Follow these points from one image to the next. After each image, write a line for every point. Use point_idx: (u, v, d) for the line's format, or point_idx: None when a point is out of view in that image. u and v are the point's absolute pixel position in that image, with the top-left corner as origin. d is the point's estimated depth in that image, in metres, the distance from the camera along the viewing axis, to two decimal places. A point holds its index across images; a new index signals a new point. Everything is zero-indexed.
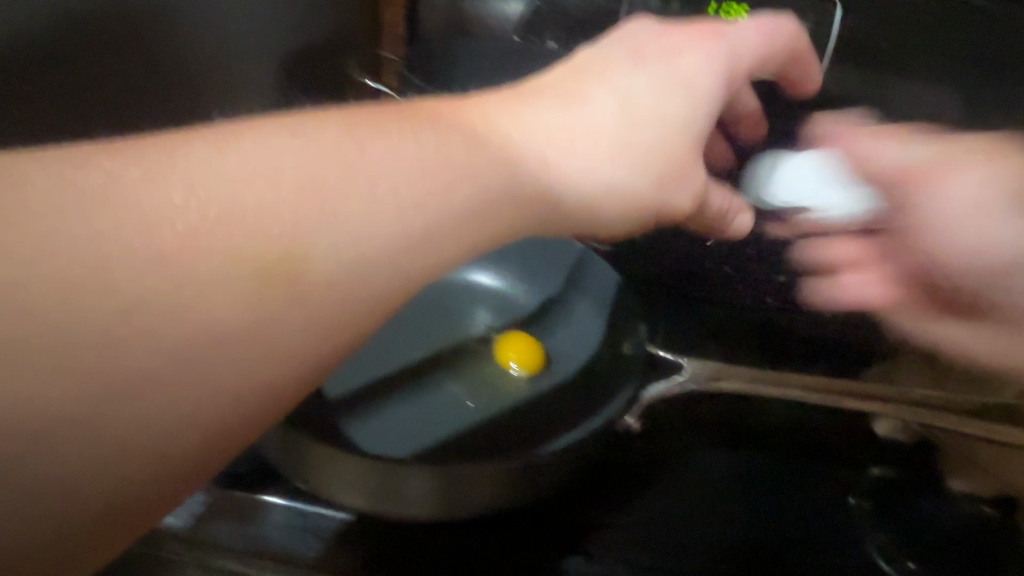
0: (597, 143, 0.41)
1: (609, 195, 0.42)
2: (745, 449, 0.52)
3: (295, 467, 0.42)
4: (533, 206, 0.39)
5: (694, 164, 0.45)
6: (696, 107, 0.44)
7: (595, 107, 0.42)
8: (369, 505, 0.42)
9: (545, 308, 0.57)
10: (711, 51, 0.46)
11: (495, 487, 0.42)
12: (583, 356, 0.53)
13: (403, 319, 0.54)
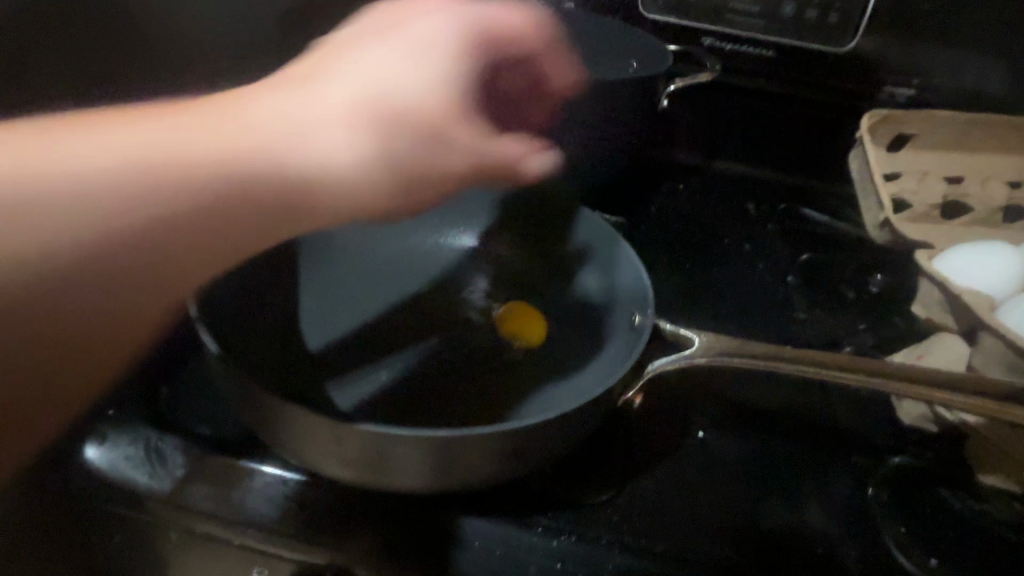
0: (341, 120, 0.42)
1: (362, 172, 0.42)
2: (754, 431, 0.49)
3: (275, 434, 0.40)
4: (304, 174, 0.40)
5: (383, 134, 0.43)
6: (425, 74, 0.45)
7: (338, 82, 0.43)
8: (355, 474, 0.40)
9: (547, 275, 0.54)
10: (414, 22, 0.47)
11: (485, 459, 0.39)
12: (586, 325, 0.50)
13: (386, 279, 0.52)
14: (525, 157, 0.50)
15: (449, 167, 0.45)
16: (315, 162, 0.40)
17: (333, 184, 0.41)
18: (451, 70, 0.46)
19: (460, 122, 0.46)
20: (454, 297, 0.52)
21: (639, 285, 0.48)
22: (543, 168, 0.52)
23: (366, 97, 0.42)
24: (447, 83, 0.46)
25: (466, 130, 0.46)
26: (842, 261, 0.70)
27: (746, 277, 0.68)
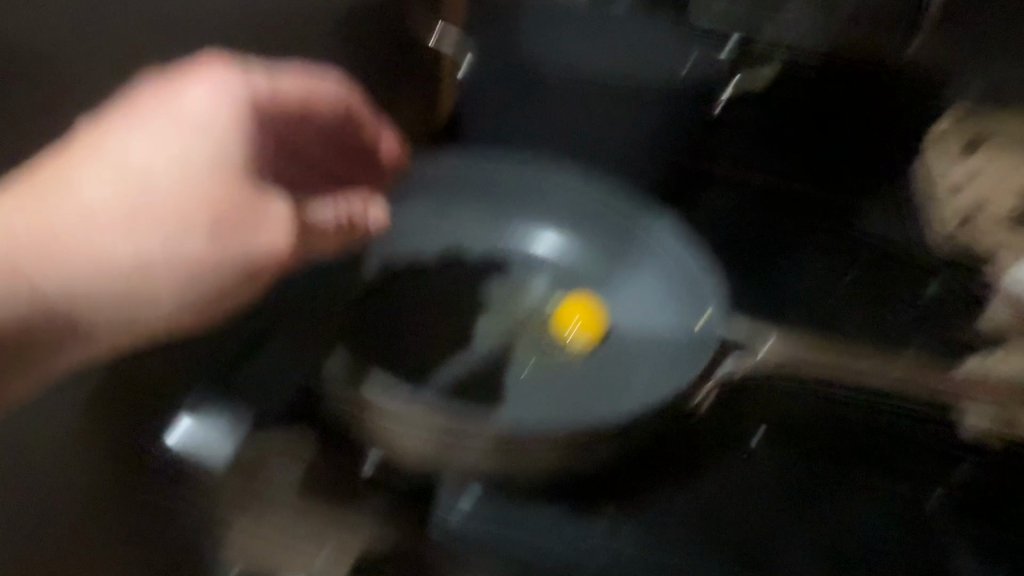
0: (120, 216, 0.38)
1: (105, 271, 0.38)
2: (804, 436, 0.51)
3: (362, 418, 0.43)
4: (86, 288, 0.38)
5: (141, 251, 0.39)
6: (216, 142, 0.40)
7: (97, 168, 0.38)
8: (432, 457, 0.43)
9: (599, 278, 0.60)
10: (192, 99, 0.40)
11: (559, 451, 0.43)
12: (639, 328, 0.55)
13: (460, 270, 0.57)
14: (302, 215, 0.43)
15: (263, 247, 0.41)
16: (66, 281, 0.38)
17: (93, 296, 0.38)
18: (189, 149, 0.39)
19: (262, 202, 0.41)
20: (520, 297, 0.56)
21: (699, 294, 0.53)
22: (375, 220, 0.47)
23: (129, 183, 0.38)
24: (184, 169, 0.39)
25: (276, 203, 0.42)
26: None
27: (807, 273, 0.65)
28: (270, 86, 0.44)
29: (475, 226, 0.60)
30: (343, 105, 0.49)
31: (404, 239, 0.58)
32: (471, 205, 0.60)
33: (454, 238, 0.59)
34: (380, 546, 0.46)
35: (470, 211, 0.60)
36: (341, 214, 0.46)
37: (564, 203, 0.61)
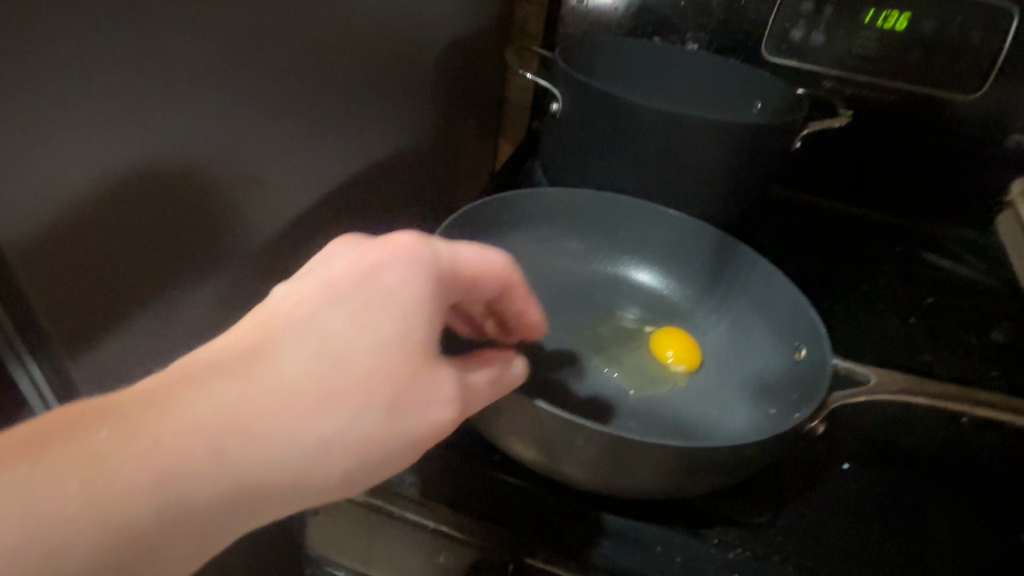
0: (294, 395, 0.32)
1: (275, 472, 0.32)
2: (904, 467, 0.51)
3: (478, 418, 0.44)
4: (247, 490, 0.31)
5: (323, 441, 0.33)
6: (401, 328, 0.36)
7: (297, 345, 0.34)
8: (541, 463, 0.43)
9: (692, 305, 0.60)
10: (397, 267, 0.37)
11: (655, 472, 0.41)
12: (739, 356, 0.55)
13: (555, 293, 0.58)
14: (469, 384, 0.38)
15: (428, 425, 0.36)
16: (233, 480, 0.31)
17: (235, 494, 0.31)
18: (405, 320, 0.36)
19: (432, 372, 0.36)
20: (611, 321, 0.57)
21: (794, 318, 0.52)
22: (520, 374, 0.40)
23: (310, 350, 0.34)
24: (382, 350, 0.35)
25: (447, 371, 0.36)
26: (970, 309, 0.71)
27: (873, 310, 0.69)
28: (451, 255, 0.40)
29: (575, 252, 0.62)
30: (505, 286, 0.44)
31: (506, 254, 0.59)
32: (570, 232, 0.62)
33: (556, 264, 0.61)
34: (473, 555, 0.46)
35: (570, 237, 0.62)
36: (491, 370, 0.39)
37: (657, 231, 0.60)
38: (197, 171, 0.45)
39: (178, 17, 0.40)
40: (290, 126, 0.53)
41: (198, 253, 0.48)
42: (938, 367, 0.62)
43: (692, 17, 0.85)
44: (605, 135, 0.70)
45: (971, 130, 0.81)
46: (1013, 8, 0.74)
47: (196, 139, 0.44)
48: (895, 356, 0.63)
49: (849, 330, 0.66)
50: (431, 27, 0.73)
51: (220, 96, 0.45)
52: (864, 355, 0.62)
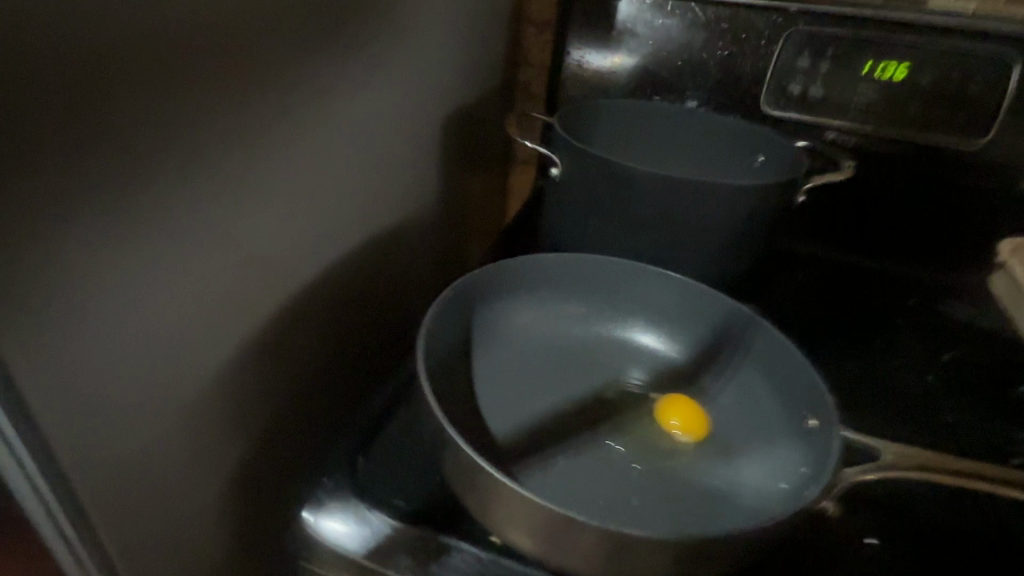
0: None
1: None
2: (933, 546, 0.47)
3: (472, 500, 0.43)
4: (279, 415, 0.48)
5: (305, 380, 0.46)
6: None
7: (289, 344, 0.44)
8: (535, 550, 0.41)
9: (696, 368, 0.59)
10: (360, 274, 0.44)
11: (659, 562, 0.39)
12: (745, 425, 0.53)
13: (552, 361, 0.58)
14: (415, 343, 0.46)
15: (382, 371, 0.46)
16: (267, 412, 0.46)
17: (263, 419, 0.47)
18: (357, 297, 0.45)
19: None
20: (613, 390, 0.56)
21: (802, 385, 0.50)
22: None
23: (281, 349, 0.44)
24: None
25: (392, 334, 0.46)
26: (996, 364, 0.68)
27: (890, 368, 0.66)
28: None
29: (577, 317, 0.61)
30: None
31: (505, 323, 0.59)
32: (571, 296, 0.62)
33: (556, 329, 0.60)
34: None
35: (571, 301, 0.62)
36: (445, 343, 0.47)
37: (660, 294, 0.60)
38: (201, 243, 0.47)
39: (194, 105, 0.43)
40: (292, 204, 0.56)
41: (199, 325, 0.49)
42: (961, 429, 0.59)
43: (689, 77, 0.88)
44: (604, 198, 0.71)
45: (981, 178, 0.80)
46: (1009, 55, 0.76)
47: (200, 217, 0.46)
48: (917, 420, 0.60)
49: (864, 388, 0.63)
50: (434, 101, 0.77)
51: (226, 175, 0.47)
52: (881, 419, 0.60)
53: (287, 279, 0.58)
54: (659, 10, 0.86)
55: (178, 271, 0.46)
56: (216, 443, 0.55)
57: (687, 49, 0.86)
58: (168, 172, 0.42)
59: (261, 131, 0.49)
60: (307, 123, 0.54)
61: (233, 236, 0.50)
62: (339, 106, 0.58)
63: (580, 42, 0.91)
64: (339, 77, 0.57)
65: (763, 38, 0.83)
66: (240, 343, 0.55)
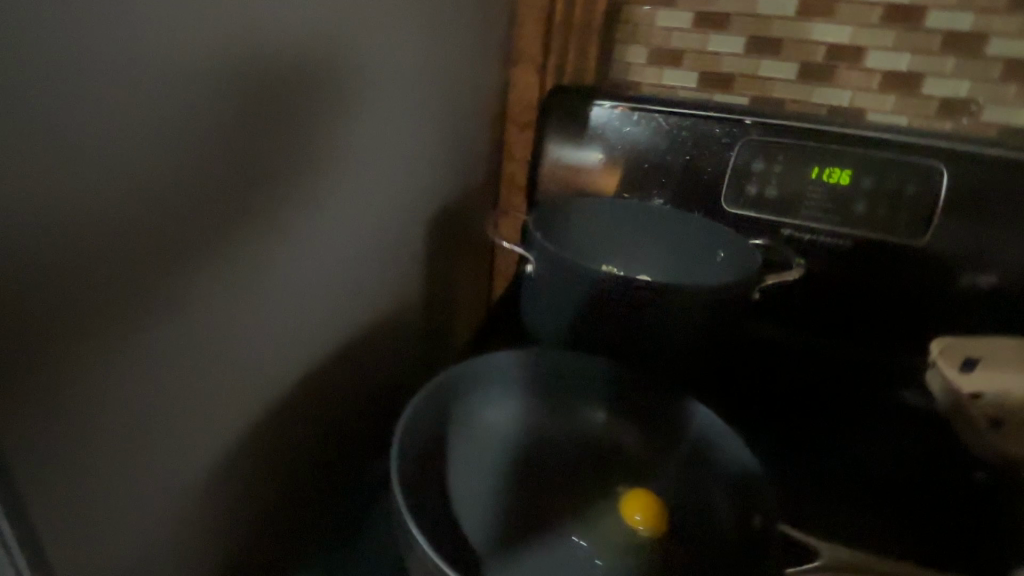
0: None
1: None
2: None
3: None
4: None
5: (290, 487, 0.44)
6: None
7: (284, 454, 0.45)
8: None
9: (657, 460, 0.63)
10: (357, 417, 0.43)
11: None
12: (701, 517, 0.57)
13: (524, 454, 0.62)
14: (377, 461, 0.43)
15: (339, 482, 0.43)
16: None
17: None
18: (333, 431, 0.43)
19: None
20: (581, 480, 0.60)
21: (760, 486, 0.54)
22: None
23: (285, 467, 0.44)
24: None
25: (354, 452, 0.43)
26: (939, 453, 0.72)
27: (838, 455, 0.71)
28: None
29: (541, 414, 0.67)
30: None
31: (473, 421, 0.64)
32: (536, 396, 0.67)
33: (527, 421, 0.66)
34: None
35: (541, 399, 0.67)
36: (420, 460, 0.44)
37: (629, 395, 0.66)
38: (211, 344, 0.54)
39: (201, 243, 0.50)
40: (284, 308, 0.62)
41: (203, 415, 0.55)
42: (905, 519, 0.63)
43: (655, 177, 0.96)
44: (577, 294, 0.78)
45: (927, 273, 0.87)
46: (938, 166, 0.85)
47: (206, 323, 0.53)
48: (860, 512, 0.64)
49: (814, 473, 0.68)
50: (416, 201, 0.85)
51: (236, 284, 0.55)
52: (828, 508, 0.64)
53: (273, 372, 0.63)
54: (625, 118, 0.97)
55: (192, 371, 0.52)
56: (204, 531, 0.60)
57: (652, 152, 0.96)
58: (190, 289, 0.50)
59: (264, 248, 0.57)
60: (300, 236, 0.62)
61: (240, 334, 0.57)
62: (324, 217, 0.65)
63: (557, 143, 1.00)
64: (329, 194, 0.65)
65: (721, 144, 0.93)
66: (233, 435, 0.60)
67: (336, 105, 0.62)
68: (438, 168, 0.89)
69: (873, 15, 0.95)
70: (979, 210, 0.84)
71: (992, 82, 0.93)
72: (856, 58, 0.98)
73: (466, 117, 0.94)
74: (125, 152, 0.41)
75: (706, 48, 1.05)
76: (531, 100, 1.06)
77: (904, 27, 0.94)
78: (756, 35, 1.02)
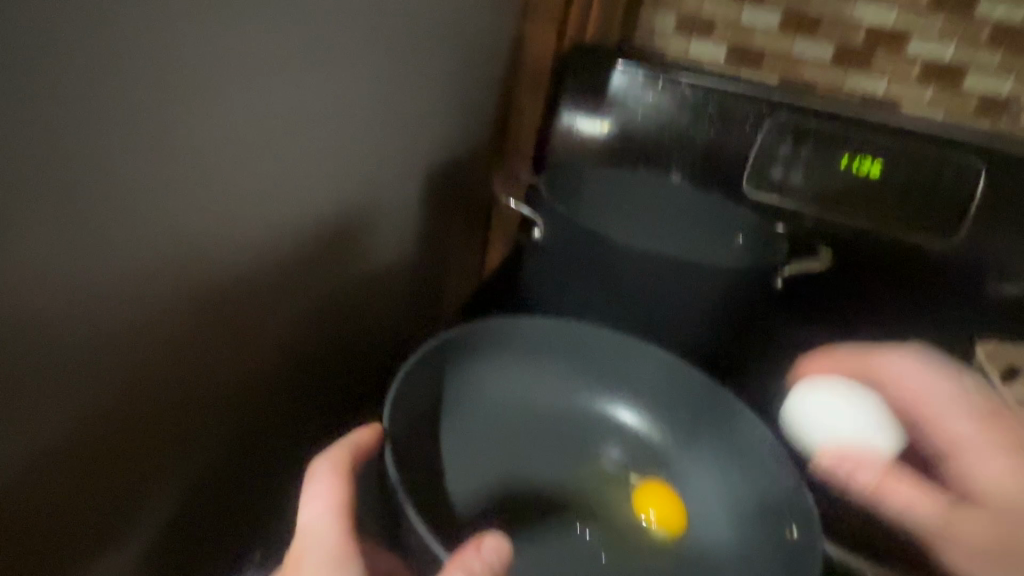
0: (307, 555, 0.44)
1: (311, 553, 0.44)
2: None
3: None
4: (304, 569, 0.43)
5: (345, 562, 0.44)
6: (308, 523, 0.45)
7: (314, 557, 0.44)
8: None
9: (669, 446, 0.61)
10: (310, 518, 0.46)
11: None
12: (710, 516, 0.57)
13: (528, 431, 0.59)
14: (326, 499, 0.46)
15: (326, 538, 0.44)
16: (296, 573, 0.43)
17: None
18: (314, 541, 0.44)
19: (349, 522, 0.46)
20: (592, 465, 0.58)
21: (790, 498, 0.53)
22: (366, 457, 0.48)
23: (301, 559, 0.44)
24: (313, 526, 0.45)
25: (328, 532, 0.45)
26: None
27: None
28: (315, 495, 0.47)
29: (545, 385, 0.63)
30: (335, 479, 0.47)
31: (472, 386, 0.60)
32: (543, 365, 0.63)
33: (532, 391, 0.62)
34: None
35: (550, 366, 0.63)
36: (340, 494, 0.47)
37: (646, 370, 0.62)
38: (193, 282, 0.48)
39: (169, 164, 0.42)
40: (272, 249, 0.55)
41: (182, 366, 0.49)
42: None
43: (674, 151, 0.89)
44: (586, 269, 0.71)
45: (950, 273, 0.82)
46: (976, 162, 0.80)
47: (182, 251, 0.46)
48: None
49: None
50: (416, 152, 0.77)
51: (223, 214, 0.48)
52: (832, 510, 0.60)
53: (258, 316, 0.56)
54: (647, 84, 0.89)
55: (160, 310, 0.46)
56: (169, 489, 0.54)
57: (674, 125, 0.89)
58: (160, 219, 0.43)
59: (251, 175, 0.50)
60: (293, 165, 0.54)
61: (226, 276, 0.51)
62: (318, 157, 0.57)
63: (569, 106, 0.92)
64: (329, 129, 0.57)
65: (748, 122, 0.86)
66: (206, 385, 0.53)
67: (337, 16, 0.53)
68: (441, 116, 0.80)
69: None
70: (1014, 214, 0.79)
71: None
72: (897, 43, 0.92)
73: (476, 65, 0.85)
74: (76, 40, 0.35)
75: (738, 19, 0.98)
76: (546, 57, 0.97)
77: (953, 12, 0.88)
78: (794, 9, 0.95)
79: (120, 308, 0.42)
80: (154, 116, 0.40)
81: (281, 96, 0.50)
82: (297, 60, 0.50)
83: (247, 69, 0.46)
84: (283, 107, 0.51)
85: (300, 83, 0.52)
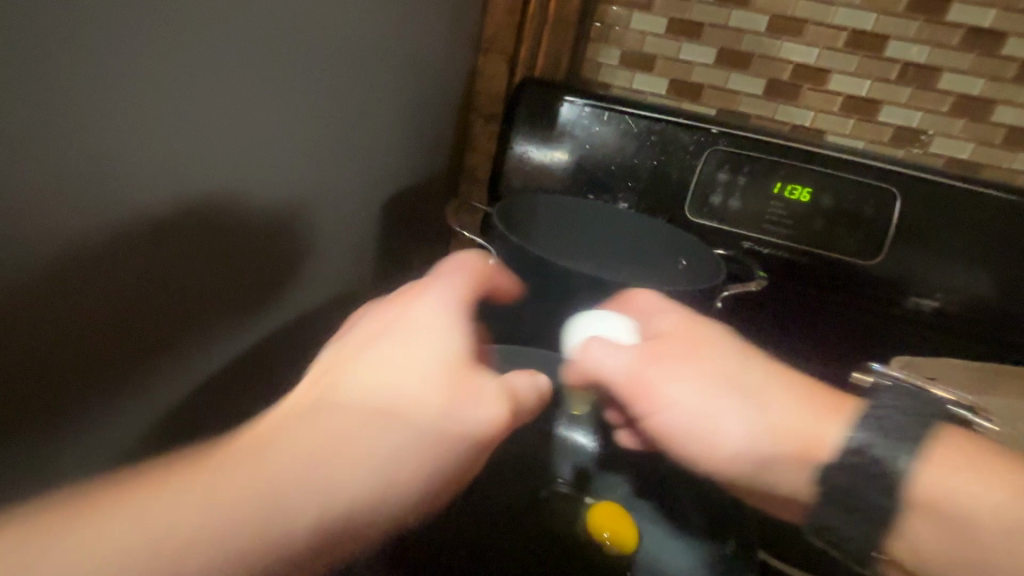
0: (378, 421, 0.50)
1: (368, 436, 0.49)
2: None
3: None
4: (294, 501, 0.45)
5: (434, 387, 0.52)
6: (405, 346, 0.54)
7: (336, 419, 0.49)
8: None
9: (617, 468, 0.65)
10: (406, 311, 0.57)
11: None
12: (658, 532, 0.60)
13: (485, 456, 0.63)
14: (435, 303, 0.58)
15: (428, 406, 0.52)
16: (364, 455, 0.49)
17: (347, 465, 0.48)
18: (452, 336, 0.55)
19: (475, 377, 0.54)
20: (547, 489, 0.62)
21: None
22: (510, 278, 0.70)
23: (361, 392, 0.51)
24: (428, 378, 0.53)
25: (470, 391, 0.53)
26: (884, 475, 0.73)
27: None
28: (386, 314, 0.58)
29: None
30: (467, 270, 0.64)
31: None
32: None
33: None
34: None
35: None
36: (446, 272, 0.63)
37: None
38: (128, 309, 0.49)
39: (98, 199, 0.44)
40: (214, 277, 0.57)
41: (118, 397, 0.51)
42: None
43: (622, 180, 0.93)
44: (539, 296, 0.74)
45: (876, 291, 0.89)
46: (892, 189, 0.87)
47: (115, 286, 0.47)
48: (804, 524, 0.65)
49: None
50: (372, 184, 0.79)
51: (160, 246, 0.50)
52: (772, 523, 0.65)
53: (200, 344, 0.58)
54: (594, 117, 0.94)
55: (85, 342, 0.46)
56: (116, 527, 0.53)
57: (620, 156, 0.93)
58: (95, 231, 0.44)
59: (189, 212, 0.52)
60: (236, 197, 0.56)
61: (169, 300, 0.53)
62: (266, 193, 0.60)
63: (521, 137, 0.96)
64: (273, 162, 0.59)
65: (688, 153, 0.92)
66: (141, 413, 0.53)
67: (281, 56, 0.56)
68: (398, 148, 0.83)
69: (840, 38, 0.97)
70: (930, 235, 0.86)
71: (944, 115, 0.97)
72: (820, 78, 1.00)
73: (433, 102, 0.88)
74: (9, 51, 0.36)
75: (677, 56, 1.05)
76: (498, 90, 1.01)
77: (867, 52, 0.96)
78: (728, 46, 1.02)
79: (54, 337, 0.44)
80: (80, 158, 0.42)
81: (222, 135, 0.53)
82: (238, 88, 0.53)
83: (184, 114, 0.49)
84: (224, 145, 0.53)
85: (239, 120, 0.54)
